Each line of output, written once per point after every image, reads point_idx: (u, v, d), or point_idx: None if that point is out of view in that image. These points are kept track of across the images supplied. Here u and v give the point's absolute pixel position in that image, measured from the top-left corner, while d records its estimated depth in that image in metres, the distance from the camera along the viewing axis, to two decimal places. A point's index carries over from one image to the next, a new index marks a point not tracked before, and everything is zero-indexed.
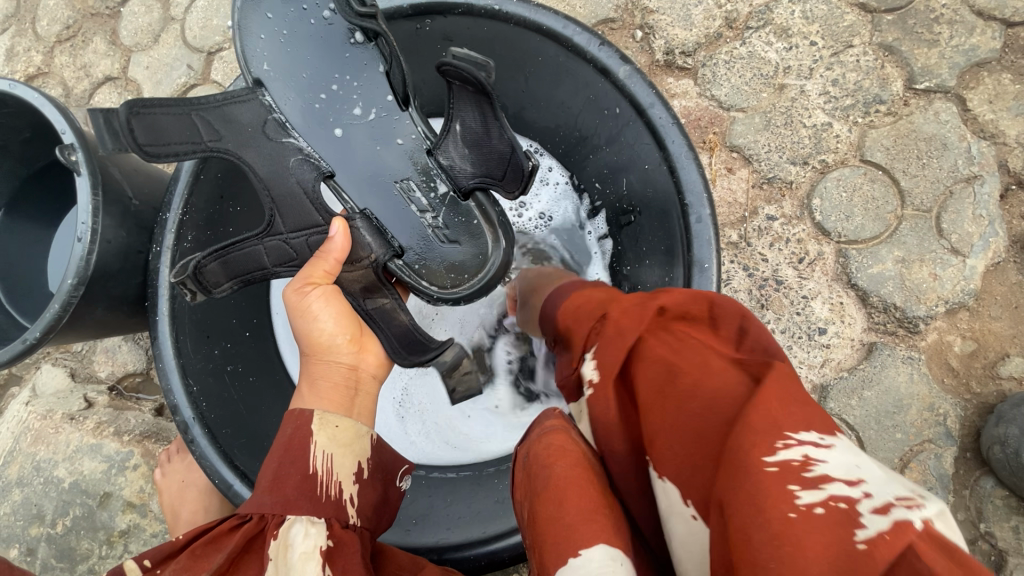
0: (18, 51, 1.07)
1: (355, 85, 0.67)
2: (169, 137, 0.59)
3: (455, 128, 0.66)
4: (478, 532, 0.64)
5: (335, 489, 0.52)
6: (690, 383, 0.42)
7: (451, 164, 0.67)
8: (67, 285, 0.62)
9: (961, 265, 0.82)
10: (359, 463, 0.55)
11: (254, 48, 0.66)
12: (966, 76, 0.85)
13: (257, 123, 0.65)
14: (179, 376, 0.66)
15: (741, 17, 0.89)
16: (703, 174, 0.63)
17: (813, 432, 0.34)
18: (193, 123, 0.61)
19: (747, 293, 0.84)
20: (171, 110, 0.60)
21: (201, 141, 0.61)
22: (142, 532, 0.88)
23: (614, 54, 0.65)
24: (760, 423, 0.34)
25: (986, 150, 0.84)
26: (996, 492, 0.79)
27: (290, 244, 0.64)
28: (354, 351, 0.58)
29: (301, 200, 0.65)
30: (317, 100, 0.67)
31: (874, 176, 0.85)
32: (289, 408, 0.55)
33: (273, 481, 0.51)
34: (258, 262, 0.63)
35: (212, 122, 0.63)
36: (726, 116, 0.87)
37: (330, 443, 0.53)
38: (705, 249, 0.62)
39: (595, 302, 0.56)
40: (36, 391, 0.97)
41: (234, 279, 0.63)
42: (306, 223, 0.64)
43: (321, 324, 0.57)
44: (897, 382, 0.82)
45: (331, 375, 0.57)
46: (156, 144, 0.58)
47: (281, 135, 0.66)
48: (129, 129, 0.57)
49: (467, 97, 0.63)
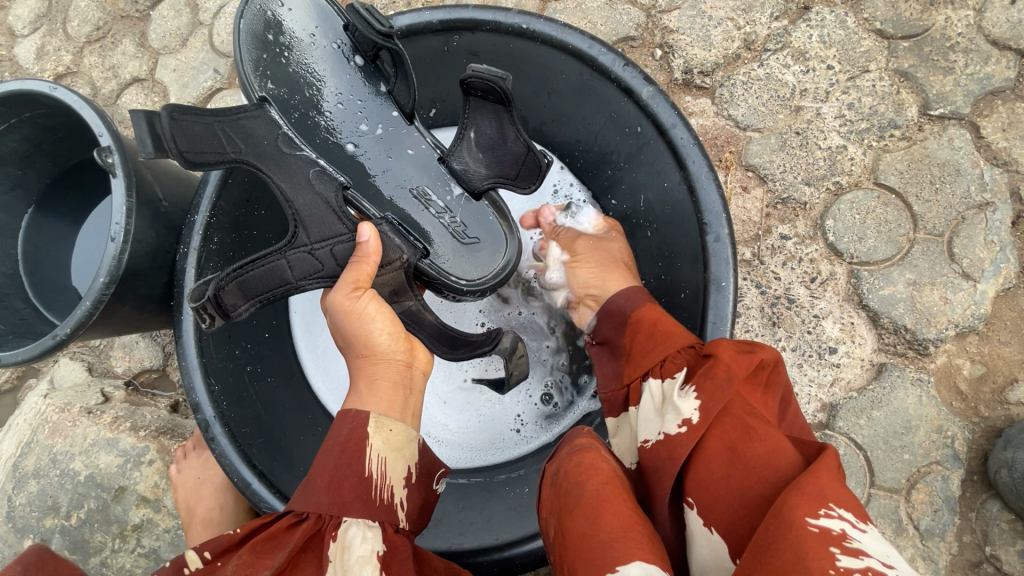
0: (48, 50, 1.09)
1: (359, 104, 0.72)
2: (201, 144, 0.61)
3: (469, 136, 0.70)
4: (491, 538, 0.65)
5: (387, 492, 0.54)
6: (756, 441, 0.47)
7: (466, 168, 0.71)
8: (98, 283, 0.63)
9: (972, 289, 0.84)
10: (409, 467, 0.57)
11: (255, 72, 0.67)
12: (980, 104, 0.86)
13: (270, 137, 0.66)
14: (201, 375, 0.67)
15: (760, 40, 0.90)
16: (723, 193, 0.64)
17: (855, 513, 0.40)
18: (216, 136, 0.62)
19: (759, 310, 0.85)
20: (199, 119, 0.61)
21: (226, 151, 0.63)
22: (155, 527, 0.90)
23: (638, 75, 0.67)
24: (813, 491, 0.41)
25: (998, 177, 0.85)
26: (1002, 516, 0.80)
27: (315, 254, 0.63)
28: (407, 349, 0.59)
29: (324, 212, 0.64)
30: (323, 119, 0.71)
31: (887, 200, 0.86)
32: (346, 407, 0.56)
33: (330, 482, 0.53)
34: (282, 277, 0.62)
35: (233, 135, 0.64)
36: (742, 136, 0.89)
37: (384, 447, 0.55)
38: (722, 269, 0.64)
39: (667, 334, 0.60)
40: (55, 383, 0.99)
41: (260, 294, 0.62)
42: (329, 233, 0.64)
43: (375, 327, 0.58)
44: (906, 403, 0.83)
45: (389, 374, 0.58)
46: (194, 152, 0.60)
47: (294, 151, 0.67)
48: (172, 136, 0.58)
49: (486, 109, 0.67)
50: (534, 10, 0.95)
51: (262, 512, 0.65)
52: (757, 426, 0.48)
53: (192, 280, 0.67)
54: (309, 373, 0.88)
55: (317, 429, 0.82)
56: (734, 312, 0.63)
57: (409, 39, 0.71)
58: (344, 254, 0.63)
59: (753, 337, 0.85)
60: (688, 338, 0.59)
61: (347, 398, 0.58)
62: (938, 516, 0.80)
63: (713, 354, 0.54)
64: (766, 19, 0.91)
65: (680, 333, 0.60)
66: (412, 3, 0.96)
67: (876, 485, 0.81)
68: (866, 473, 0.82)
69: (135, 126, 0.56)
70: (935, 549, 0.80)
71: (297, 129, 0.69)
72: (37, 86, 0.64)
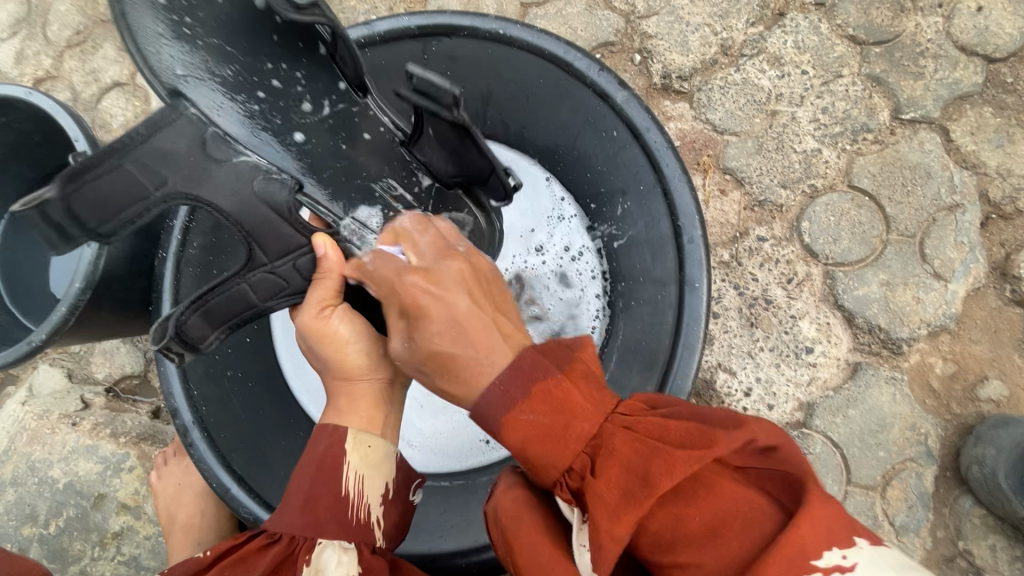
0: (28, 54, 1.08)
1: (300, 79, 0.60)
2: (113, 205, 0.46)
3: (427, 132, 0.63)
4: (470, 540, 0.67)
5: (363, 511, 0.55)
6: (707, 524, 0.39)
7: (430, 162, 0.67)
8: (75, 288, 0.64)
9: (943, 289, 0.85)
10: (387, 483, 0.57)
11: (156, 52, 0.51)
12: (950, 108, 0.88)
13: (198, 145, 0.49)
14: (179, 381, 0.68)
15: (736, 45, 0.92)
16: (696, 196, 0.67)
17: (833, 554, 0.36)
18: (131, 175, 0.46)
19: (737, 311, 0.86)
20: (101, 173, 0.44)
21: (149, 196, 0.47)
22: (135, 534, 0.89)
23: (613, 79, 0.68)
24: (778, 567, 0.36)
25: (967, 179, 0.87)
26: (975, 511, 0.81)
27: (277, 273, 0.56)
28: (391, 365, 0.58)
29: (277, 225, 0.53)
30: (257, 102, 0.57)
31: (861, 202, 0.88)
32: (322, 423, 0.57)
33: (305, 501, 0.53)
34: (247, 301, 0.57)
35: (150, 167, 0.47)
36: (720, 140, 0.90)
37: (362, 463, 0.56)
38: (696, 270, 0.66)
39: (541, 447, 0.42)
40: (33, 391, 0.97)
41: (232, 316, 0.59)
42: (289, 246, 0.55)
43: (353, 347, 0.56)
44: (880, 401, 0.84)
45: (371, 392, 0.57)
46: (107, 221, 0.46)
47: (229, 153, 0.51)
48: (74, 217, 0.45)
49: (437, 118, 0.60)
50: (514, 16, 0.96)
51: (242, 517, 0.67)
52: (693, 514, 0.40)
53: (170, 284, 0.67)
54: (290, 379, 0.83)
55: (299, 436, 0.79)
56: (707, 311, 0.65)
57: (387, 45, 0.72)
58: (309, 267, 0.57)
59: (731, 337, 0.86)
60: (576, 438, 0.42)
61: (325, 414, 0.58)
62: (913, 512, 0.82)
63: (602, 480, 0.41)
64: (742, 25, 0.92)
65: (553, 445, 0.42)
66: (393, 8, 0.97)
67: (852, 482, 0.83)
68: (843, 471, 0.83)
69: (32, 224, 0.45)
70: (910, 544, 0.81)
71: (235, 120, 0.55)
72: (13, 91, 0.66)
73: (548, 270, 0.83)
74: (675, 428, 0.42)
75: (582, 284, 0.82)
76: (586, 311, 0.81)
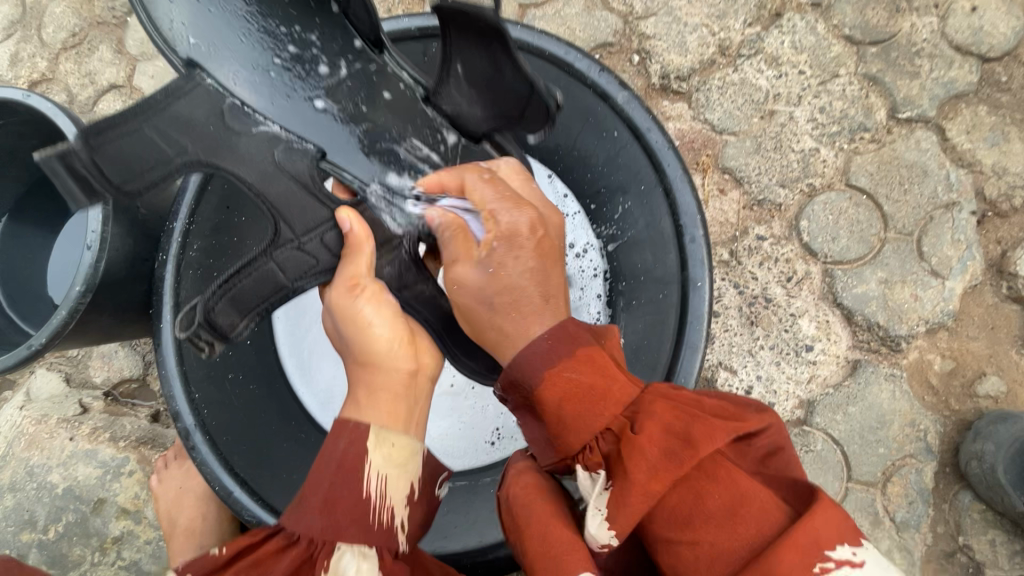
0: (23, 57, 1.07)
1: (315, 40, 0.61)
2: (133, 163, 0.51)
3: (457, 71, 0.64)
4: (475, 540, 0.68)
5: (387, 514, 0.53)
6: (727, 503, 0.40)
7: (458, 109, 0.67)
8: (75, 292, 0.63)
9: (940, 286, 0.86)
10: (411, 485, 0.55)
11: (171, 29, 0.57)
12: (945, 107, 0.89)
13: (214, 117, 0.57)
14: (181, 384, 0.67)
15: (734, 45, 0.93)
16: (697, 195, 0.68)
17: (847, 548, 0.38)
18: (150, 137, 0.52)
19: (737, 310, 0.87)
20: (122, 133, 0.50)
21: (168, 159, 0.53)
22: (135, 539, 0.89)
23: (613, 80, 0.69)
24: (801, 539, 0.37)
25: (963, 178, 0.88)
26: (974, 506, 0.82)
27: (304, 248, 0.60)
28: (411, 356, 0.57)
29: (300, 197, 0.60)
30: (272, 67, 0.60)
31: (859, 201, 0.89)
32: (342, 420, 0.54)
33: (325, 503, 0.51)
34: (275, 281, 0.61)
35: (167, 133, 0.53)
36: (718, 139, 0.91)
37: (386, 464, 0.53)
38: (698, 269, 0.67)
39: (586, 390, 0.45)
40: (31, 396, 0.97)
41: (258, 302, 0.62)
42: (314, 222, 0.60)
43: (375, 330, 0.56)
44: (880, 398, 0.85)
45: (390, 385, 0.55)
46: (130, 180, 0.51)
47: (247, 124, 0.58)
48: (97, 170, 0.48)
49: (469, 44, 0.60)
50: (513, 16, 0.96)
51: (245, 519, 0.68)
52: (723, 491, 0.40)
53: (171, 287, 0.67)
54: (292, 377, 0.83)
55: (301, 437, 0.79)
56: (709, 311, 0.66)
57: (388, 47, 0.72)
58: (334, 243, 0.61)
59: (731, 335, 0.86)
60: (616, 402, 0.45)
61: (346, 407, 0.56)
62: (913, 507, 0.82)
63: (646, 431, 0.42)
64: (739, 25, 0.93)
65: (603, 397, 0.45)
66: (392, 9, 0.97)
67: (853, 479, 0.83)
68: (844, 467, 0.84)
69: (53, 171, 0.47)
70: (910, 539, 0.82)
71: (247, 88, 0.59)
72: (10, 94, 0.65)
73: None
74: (707, 406, 0.45)
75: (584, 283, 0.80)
76: (585, 312, 0.79)
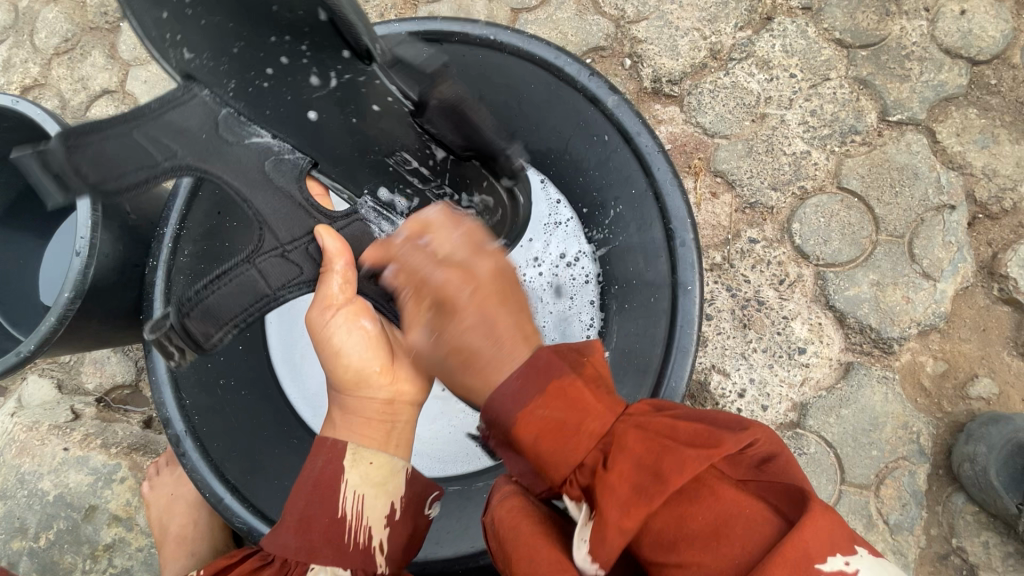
0: (15, 62, 1.07)
1: (306, 50, 0.63)
2: (115, 164, 0.52)
3: (433, 103, 0.65)
4: (467, 546, 0.67)
5: (363, 534, 0.53)
6: (709, 525, 0.38)
7: (441, 134, 0.70)
8: (63, 298, 0.63)
9: (932, 288, 0.86)
10: (392, 504, 0.55)
11: (163, 36, 0.57)
12: (936, 110, 0.90)
13: (207, 124, 0.60)
14: (172, 390, 0.67)
15: (725, 49, 0.93)
16: (687, 200, 0.67)
17: (839, 557, 0.36)
18: (138, 141, 0.55)
19: (729, 313, 0.87)
20: (108, 135, 0.52)
21: (155, 162, 0.55)
22: (127, 546, 0.88)
23: (603, 84, 0.69)
24: (790, 558, 0.35)
25: (954, 180, 0.88)
26: (967, 508, 0.82)
27: (289, 256, 0.60)
28: (389, 382, 0.56)
29: (292, 210, 0.61)
30: (264, 77, 0.62)
31: (850, 204, 0.89)
32: (320, 438, 0.55)
33: (300, 521, 0.53)
34: (256, 291, 0.58)
35: (158, 137, 0.56)
36: (710, 143, 0.91)
37: (362, 482, 0.54)
38: (688, 272, 0.66)
39: (559, 429, 0.42)
40: (22, 402, 0.96)
41: (233, 317, 0.57)
42: (303, 231, 0.61)
43: (348, 354, 0.56)
44: (872, 400, 0.85)
45: (364, 410, 0.55)
46: (108, 177, 0.52)
47: (239, 135, 0.61)
48: (75, 168, 0.50)
49: None
50: (505, 21, 0.96)
51: (236, 526, 0.66)
52: (708, 514, 0.39)
53: (161, 294, 0.66)
54: (283, 381, 0.85)
55: (293, 442, 0.79)
56: (700, 314, 0.65)
57: None
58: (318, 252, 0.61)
59: (724, 338, 0.86)
60: (590, 435, 0.42)
61: (325, 428, 0.57)
62: (907, 510, 0.82)
63: (621, 464, 0.40)
64: (731, 29, 0.93)
65: (576, 433, 0.42)
66: (385, 14, 0.97)
67: (846, 481, 0.83)
68: (837, 470, 0.84)
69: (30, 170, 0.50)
70: (905, 542, 0.82)
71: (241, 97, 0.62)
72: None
73: (543, 282, 0.85)
74: (683, 427, 0.42)
75: (577, 291, 0.84)
76: (578, 317, 0.83)
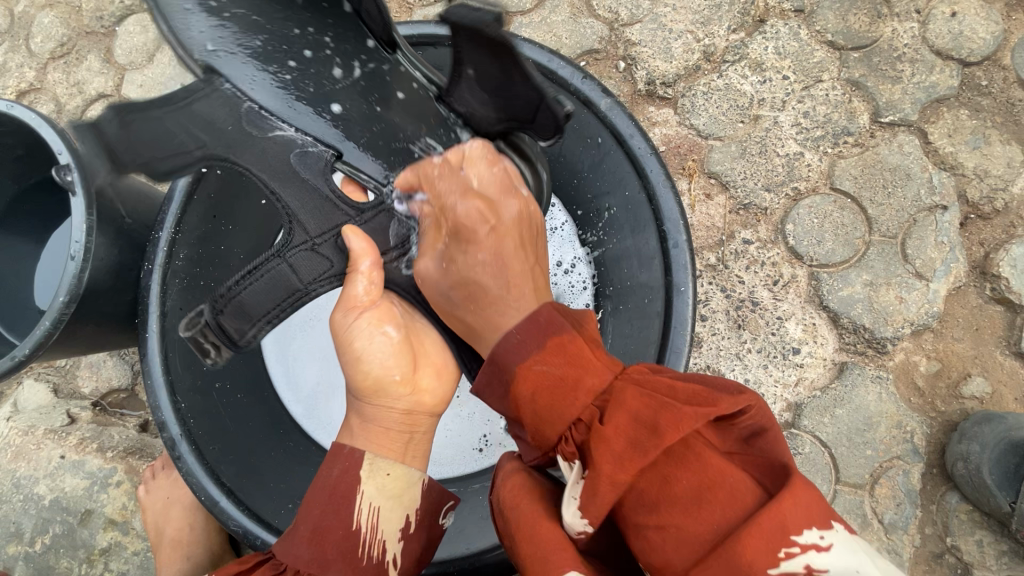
0: (10, 67, 1.07)
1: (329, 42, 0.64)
2: (156, 148, 0.56)
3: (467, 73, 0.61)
4: (462, 547, 0.67)
5: (377, 548, 0.53)
6: (698, 485, 0.39)
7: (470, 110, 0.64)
8: (59, 302, 0.62)
9: (925, 288, 0.87)
10: (406, 517, 0.56)
11: (203, 46, 0.60)
12: (927, 111, 0.90)
13: (234, 117, 0.61)
14: (167, 394, 0.67)
15: (718, 51, 0.93)
16: (680, 202, 0.68)
17: (815, 532, 0.37)
18: (167, 127, 0.57)
19: (724, 313, 0.87)
20: (144, 118, 0.55)
21: (189, 151, 0.59)
22: (123, 550, 0.88)
23: (596, 87, 0.69)
24: (768, 526, 0.37)
25: (946, 181, 0.89)
26: (961, 507, 0.82)
27: (319, 249, 0.60)
28: (411, 391, 0.59)
29: (323, 204, 0.61)
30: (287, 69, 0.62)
31: (843, 205, 0.89)
32: (336, 448, 0.56)
33: (314, 533, 0.52)
34: (289, 285, 0.59)
35: (189, 128, 0.59)
36: (704, 144, 0.92)
37: (377, 494, 0.54)
38: (681, 273, 0.67)
39: (558, 382, 0.45)
40: (17, 407, 0.96)
41: (264, 311, 0.59)
42: (328, 224, 0.61)
43: (369, 362, 0.58)
44: (866, 400, 0.85)
45: (384, 420, 0.58)
46: (156, 159, 0.56)
47: (264, 128, 0.62)
48: (126, 143, 0.53)
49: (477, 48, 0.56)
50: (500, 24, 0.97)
51: (230, 528, 0.67)
52: (697, 477, 0.39)
53: (156, 298, 0.67)
54: (280, 388, 0.85)
55: (289, 445, 0.79)
56: (693, 314, 0.66)
57: None
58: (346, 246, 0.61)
59: (719, 339, 0.87)
60: (586, 390, 0.44)
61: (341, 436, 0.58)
62: (901, 509, 0.83)
63: (617, 420, 0.41)
64: (723, 31, 0.94)
65: (575, 390, 0.44)
66: None
67: (841, 481, 0.84)
68: (832, 470, 0.84)
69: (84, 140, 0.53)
70: (899, 541, 0.82)
71: (265, 91, 0.62)
72: None
73: None
74: (682, 389, 0.43)
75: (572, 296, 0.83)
76: None
